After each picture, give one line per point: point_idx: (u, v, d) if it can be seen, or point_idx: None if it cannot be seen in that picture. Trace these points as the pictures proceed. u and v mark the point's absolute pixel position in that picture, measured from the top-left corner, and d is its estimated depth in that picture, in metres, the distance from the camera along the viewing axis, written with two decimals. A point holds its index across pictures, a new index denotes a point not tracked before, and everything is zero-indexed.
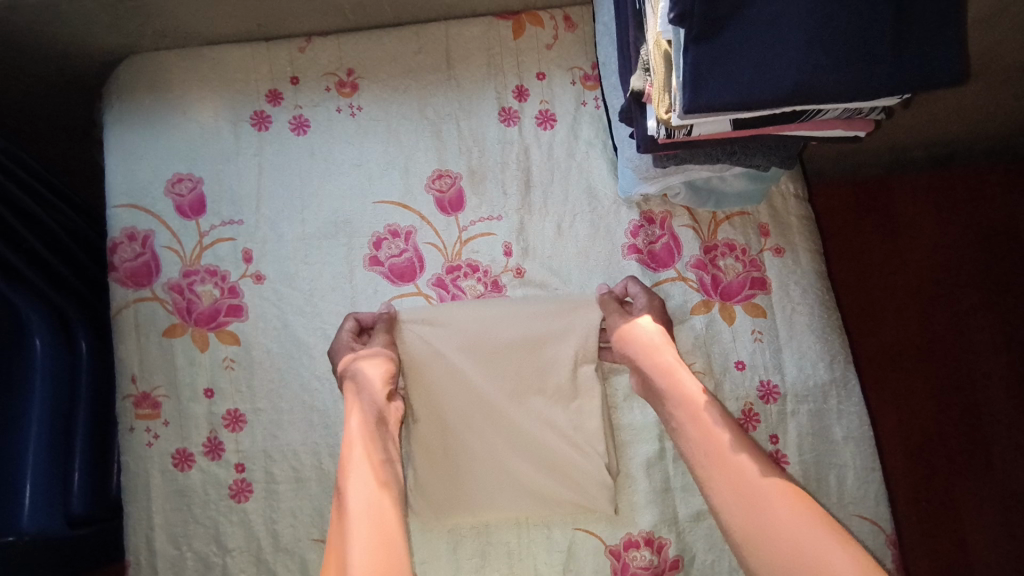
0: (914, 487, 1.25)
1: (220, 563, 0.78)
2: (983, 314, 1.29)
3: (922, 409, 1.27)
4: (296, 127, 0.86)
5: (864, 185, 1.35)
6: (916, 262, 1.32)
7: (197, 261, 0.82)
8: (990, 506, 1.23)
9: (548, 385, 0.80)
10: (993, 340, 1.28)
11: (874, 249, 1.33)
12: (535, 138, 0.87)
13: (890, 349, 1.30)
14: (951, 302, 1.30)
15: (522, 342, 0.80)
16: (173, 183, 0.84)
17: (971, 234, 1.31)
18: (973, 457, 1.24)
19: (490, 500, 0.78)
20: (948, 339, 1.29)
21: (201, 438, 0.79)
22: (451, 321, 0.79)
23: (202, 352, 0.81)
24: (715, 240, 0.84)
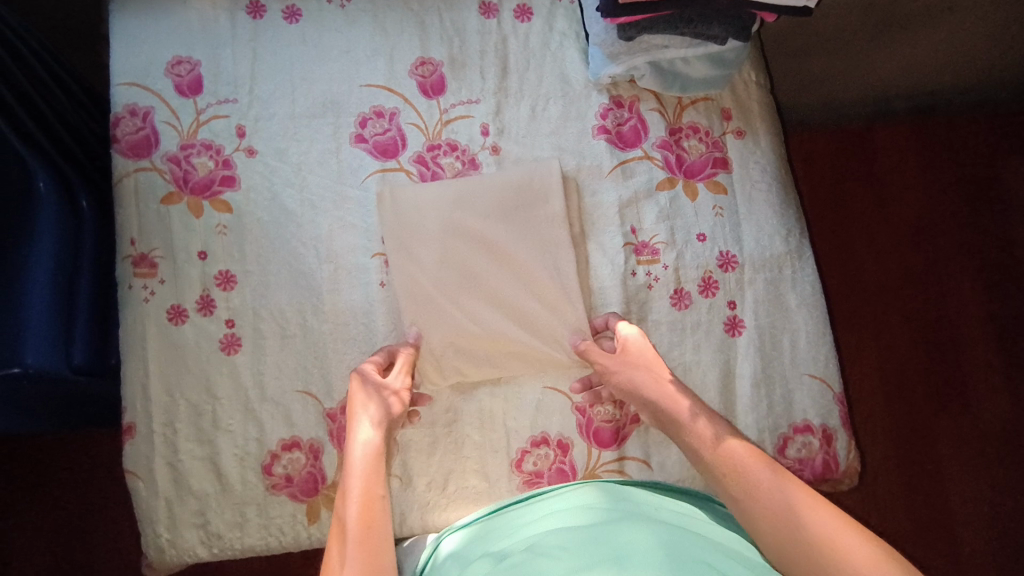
0: (891, 409, 1.38)
1: (210, 411, 0.83)
2: (952, 254, 1.44)
3: (900, 339, 1.40)
4: (289, 16, 0.92)
5: (849, 135, 1.48)
6: (895, 206, 1.45)
7: (194, 136, 0.88)
8: (959, 424, 1.37)
9: (519, 245, 0.85)
10: (959, 276, 1.43)
11: (857, 194, 1.45)
12: (513, 30, 0.92)
13: (871, 286, 1.42)
14: (925, 241, 1.44)
15: (496, 206, 0.86)
16: (172, 65, 0.89)
17: (945, 181, 1.46)
18: (943, 380, 1.39)
19: (471, 358, 0.84)
20: (923, 276, 1.43)
21: (195, 295, 0.85)
22: (429, 193, 0.86)
23: (197, 218, 0.86)
24: (680, 123, 0.89)
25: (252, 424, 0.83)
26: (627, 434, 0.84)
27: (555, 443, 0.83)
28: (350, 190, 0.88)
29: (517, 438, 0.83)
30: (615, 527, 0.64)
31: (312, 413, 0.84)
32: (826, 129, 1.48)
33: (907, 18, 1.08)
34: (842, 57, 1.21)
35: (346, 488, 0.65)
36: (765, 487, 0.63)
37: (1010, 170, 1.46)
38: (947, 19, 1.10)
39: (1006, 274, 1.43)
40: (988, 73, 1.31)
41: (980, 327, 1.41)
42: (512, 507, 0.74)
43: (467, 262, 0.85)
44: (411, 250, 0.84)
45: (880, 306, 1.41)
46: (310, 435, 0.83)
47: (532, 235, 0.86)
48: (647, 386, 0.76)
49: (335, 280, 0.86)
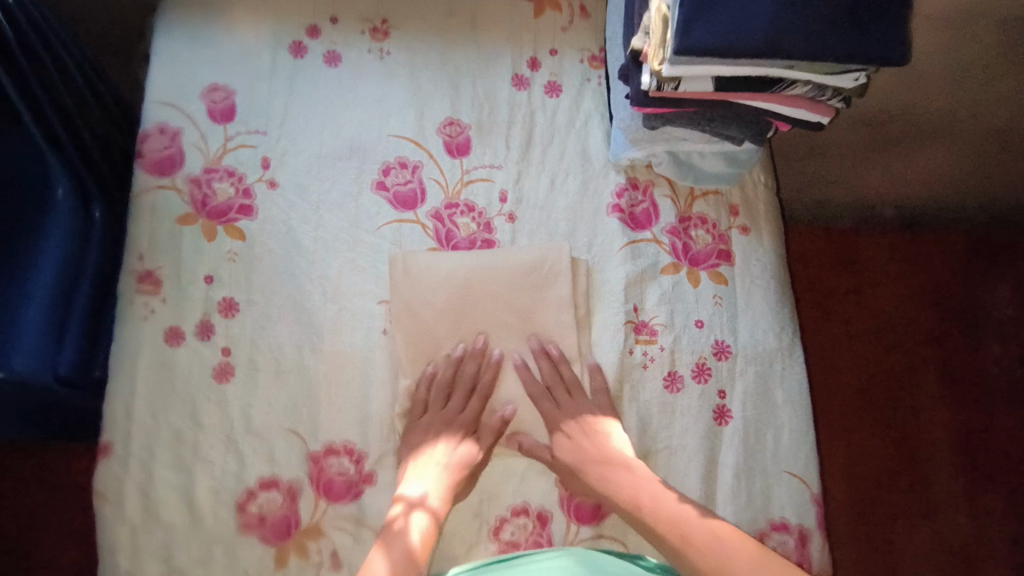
0: (858, 510, 1.39)
1: (192, 438, 0.81)
2: (929, 362, 1.49)
3: (872, 439, 1.44)
4: (329, 60, 0.95)
5: (841, 238, 1.55)
6: (880, 311, 1.51)
7: (219, 161, 0.89)
8: (926, 530, 1.39)
9: (524, 321, 0.87)
10: (934, 384, 1.48)
11: (842, 293, 1.52)
12: (541, 103, 0.96)
13: (847, 384, 1.47)
14: (903, 347, 1.49)
15: (507, 286, 0.86)
16: (209, 91, 0.91)
17: (927, 294, 1.52)
18: (910, 483, 1.42)
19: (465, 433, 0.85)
20: (897, 378, 1.48)
21: (195, 319, 0.85)
22: (443, 266, 0.86)
23: (209, 242, 0.87)
24: (689, 212, 0.93)
25: (233, 457, 0.81)
26: (607, 512, 0.84)
27: (535, 514, 0.82)
28: (364, 235, 0.89)
29: (498, 504, 0.82)
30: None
31: (295, 452, 0.82)
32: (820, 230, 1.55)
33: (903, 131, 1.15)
34: (841, 164, 1.29)
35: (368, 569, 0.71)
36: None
37: (988, 292, 1.53)
38: (944, 138, 1.17)
39: (981, 392, 1.48)
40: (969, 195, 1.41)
41: (953, 439, 1.45)
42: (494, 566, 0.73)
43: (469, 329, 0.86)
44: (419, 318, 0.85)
45: (854, 404, 1.46)
46: (289, 475, 0.81)
47: (537, 310, 0.87)
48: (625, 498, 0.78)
49: (337, 321, 0.86)
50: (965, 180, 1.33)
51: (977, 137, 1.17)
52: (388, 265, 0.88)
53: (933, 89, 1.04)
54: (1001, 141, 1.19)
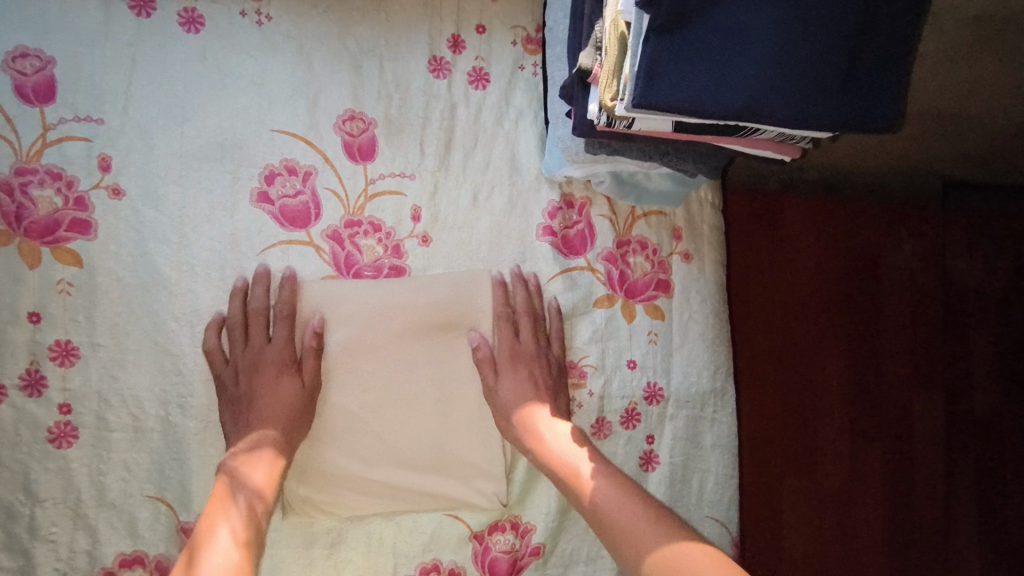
0: (757, 528, 1.14)
1: (26, 516, 0.66)
2: (821, 342, 1.19)
3: (774, 442, 1.16)
4: (187, 22, 0.73)
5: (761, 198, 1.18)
6: (802, 287, 1.19)
7: (37, 159, 0.68)
8: (787, 541, 1.15)
9: (440, 367, 0.75)
10: (833, 371, 1.20)
11: (761, 270, 1.17)
12: (465, 97, 0.79)
13: (762, 377, 1.16)
14: (832, 330, 1.20)
15: (416, 323, 0.74)
16: (13, 57, 0.68)
17: (826, 255, 1.20)
18: (792, 488, 1.16)
19: (360, 500, 0.72)
20: (797, 363, 1.18)
21: (18, 369, 0.67)
22: (343, 300, 0.73)
23: (32, 269, 0.67)
24: (628, 236, 0.82)
25: (82, 534, 0.67)
26: (524, 565, 0.77)
27: (447, 572, 0.75)
28: (244, 261, 0.73)
29: (406, 564, 0.74)
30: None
31: (163, 525, 0.69)
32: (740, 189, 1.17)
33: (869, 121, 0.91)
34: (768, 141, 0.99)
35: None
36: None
37: (894, 256, 1.22)
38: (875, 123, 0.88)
39: (872, 384, 1.21)
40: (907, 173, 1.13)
41: (845, 441, 1.19)
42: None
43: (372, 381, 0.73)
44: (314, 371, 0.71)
45: (751, 397, 1.16)
46: (156, 552, 0.69)
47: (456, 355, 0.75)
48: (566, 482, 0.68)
49: (211, 369, 0.71)
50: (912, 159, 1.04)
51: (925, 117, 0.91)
52: (275, 298, 0.72)
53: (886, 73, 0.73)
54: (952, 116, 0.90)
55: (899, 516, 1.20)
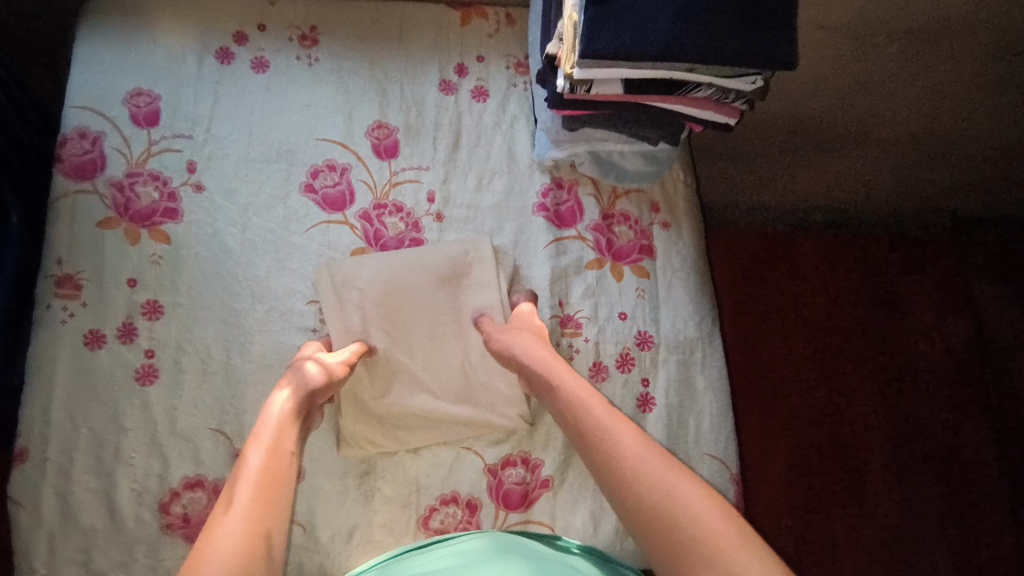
0: (799, 495, 1.41)
1: (113, 442, 0.80)
2: (842, 345, 1.51)
3: (810, 425, 1.46)
4: (256, 66, 0.96)
5: (775, 239, 1.57)
6: (821, 306, 1.53)
7: (143, 165, 0.89)
8: (839, 505, 1.41)
9: (450, 319, 0.89)
10: (859, 368, 1.50)
11: (782, 292, 1.53)
12: (468, 107, 0.99)
13: (793, 375, 1.49)
14: (850, 338, 1.52)
15: (436, 278, 0.89)
16: (132, 96, 0.92)
17: (835, 282, 1.55)
18: (832, 461, 1.44)
19: (388, 432, 0.84)
20: (823, 364, 1.50)
21: (117, 321, 0.84)
22: (369, 267, 0.87)
23: (132, 246, 0.87)
24: (612, 210, 0.96)
25: (156, 460, 0.81)
26: (535, 498, 0.85)
27: (464, 503, 0.83)
28: (294, 237, 0.90)
29: (427, 495, 0.83)
30: (493, 570, 0.63)
31: (221, 453, 0.82)
32: (754, 229, 1.57)
33: (833, 140, 1.27)
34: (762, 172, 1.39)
35: (259, 433, 0.67)
36: (643, 471, 0.62)
37: (899, 279, 1.56)
38: (869, 140, 1.27)
39: (897, 377, 1.50)
40: (887, 205, 1.50)
41: (879, 419, 1.47)
42: (411, 553, 0.74)
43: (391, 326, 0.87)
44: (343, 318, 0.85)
45: (783, 391, 1.48)
46: (215, 475, 0.81)
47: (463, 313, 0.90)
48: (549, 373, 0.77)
49: (264, 322, 0.86)
50: (880, 191, 1.44)
51: (908, 142, 1.28)
52: (317, 266, 0.89)
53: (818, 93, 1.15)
54: (913, 140, 1.27)
55: (952, 486, 1.44)
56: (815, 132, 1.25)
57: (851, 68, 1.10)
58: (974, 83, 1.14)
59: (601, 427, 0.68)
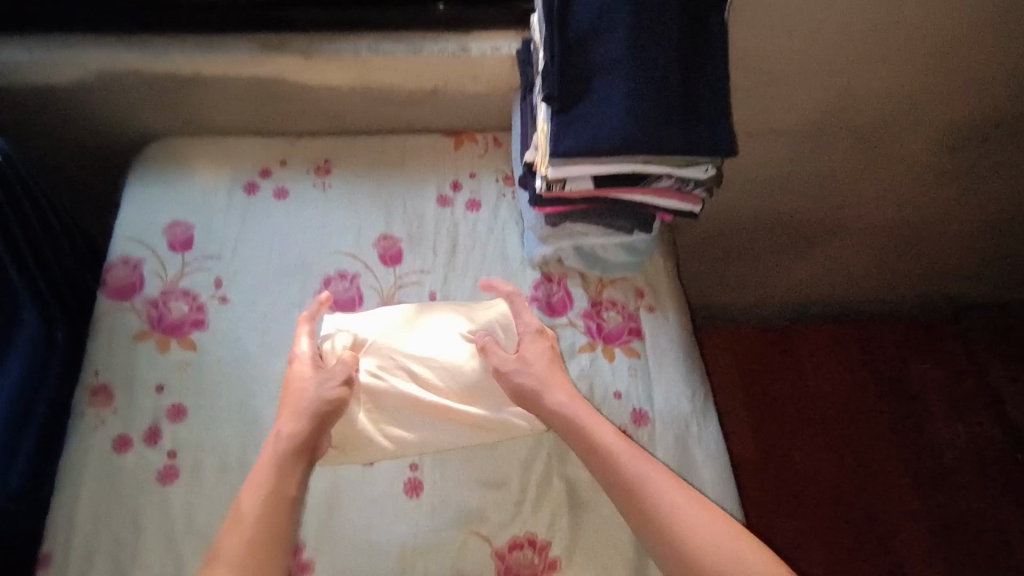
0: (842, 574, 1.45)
1: (131, 543, 0.83)
2: (852, 424, 1.64)
3: (838, 503, 1.53)
4: (278, 194, 1.10)
5: (776, 333, 1.76)
6: (827, 389, 1.68)
7: (175, 284, 1.01)
8: None
9: (447, 358, 0.91)
10: (873, 443, 1.61)
11: (790, 379, 1.69)
12: (464, 216, 1.10)
13: (813, 455, 1.59)
14: (859, 416, 1.65)
15: (441, 321, 0.95)
16: (171, 227, 1.06)
17: (836, 366, 1.71)
18: (866, 537, 1.50)
19: (391, 516, 0.85)
20: (839, 442, 1.61)
21: (144, 425, 0.90)
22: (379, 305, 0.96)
23: (162, 354, 0.95)
24: (600, 297, 1.04)
25: (171, 560, 0.82)
26: None
27: None
28: None
29: None
30: None
31: None
32: (757, 326, 1.77)
33: (813, 234, 1.48)
34: (757, 267, 1.57)
35: (257, 471, 0.77)
36: (673, 506, 0.75)
37: (893, 358, 1.73)
38: (844, 229, 1.47)
39: (913, 448, 1.61)
40: (875, 292, 1.69)
41: (904, 490, 1.55)
42: None
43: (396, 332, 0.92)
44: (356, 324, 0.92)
45: (806, 472, 1.57)
46: None
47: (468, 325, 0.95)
48: (576, 415, 0.84)
49: None
50: (863, 283, 1.65)
51: (882, 230, 1.48)
52: None
53: (792, 192, 1.36)
54: (880, 230, 1.48)
55: (988, 550, 1.49)
56: (793, 227, 1.45)
57: (811, 171, 1.32)
58: (923, 177, 1.35)
59: (629, 468, 0.79)
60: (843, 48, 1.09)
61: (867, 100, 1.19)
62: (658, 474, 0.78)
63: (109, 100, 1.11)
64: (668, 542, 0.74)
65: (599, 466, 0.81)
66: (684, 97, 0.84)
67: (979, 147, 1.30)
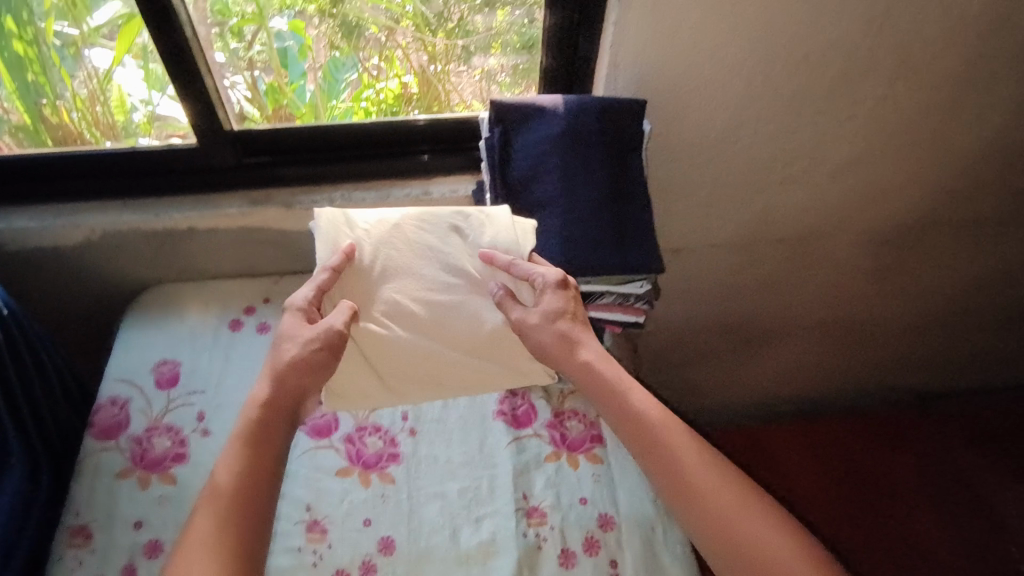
0: None
1: None
2: (835, 517, 1.76)
3: None
4: (261, 329, 1.19)
5: (752, 433, 1.92)
6: (805, 483, 1.82)
7: (160, 420, 1.07)
8: None
9: (457, 308, 0.95)
10: (856, 534, 1.73)
11: (771, 476, 1.83)
12: None
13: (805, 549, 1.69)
14: (840, 509, 1.77)
15: (457, 274, 0.96)
16: (159, 366, 1.14)
17: (810, 462, 1.86)
18: None
19: None
20: (826, 534, 1.72)
21: (120, 564, 0.92)
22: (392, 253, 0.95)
23: (143, 490, 0.99)
24: (563, 407, 1.11)
25: None
26: None
27: None
28: None
29: None
30: None
31: None
32: (732, 427, 1.94)
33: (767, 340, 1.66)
34: (724, 370, 1.73)
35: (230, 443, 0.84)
36: (716, 491, 0.82)
37: (865, 452, 1.87)
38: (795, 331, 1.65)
39: (895, 536, 1.72)
40: (836, 389, 1.87)
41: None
42: None
43: (404, 273, 0.95)
44: (364, 263, 0.94)
45: None
46: None
47: (475, 274, 0.96)
48: (622, 391, 0.90)
49: None
50: (819, 382, 1.84)
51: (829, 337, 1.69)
52: (303, 487, 0.99)
53: (743, 302, 1.54)
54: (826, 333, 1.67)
55: None
56: (747, 331, 1.62)
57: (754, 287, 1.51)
58: (856, 288, 1.55)
59: (676, 446, 0.86)
60: (760, 174, 1.24)
61: (790, 214, 1.34)
62: (702, 455, 0.85)
63: (109, 257, 1.23)
64: (707, 521, 0.81)
65: (643, 442, 0.87)
66: (616, 227, 0.98)
67: (894, 253, 1.48)
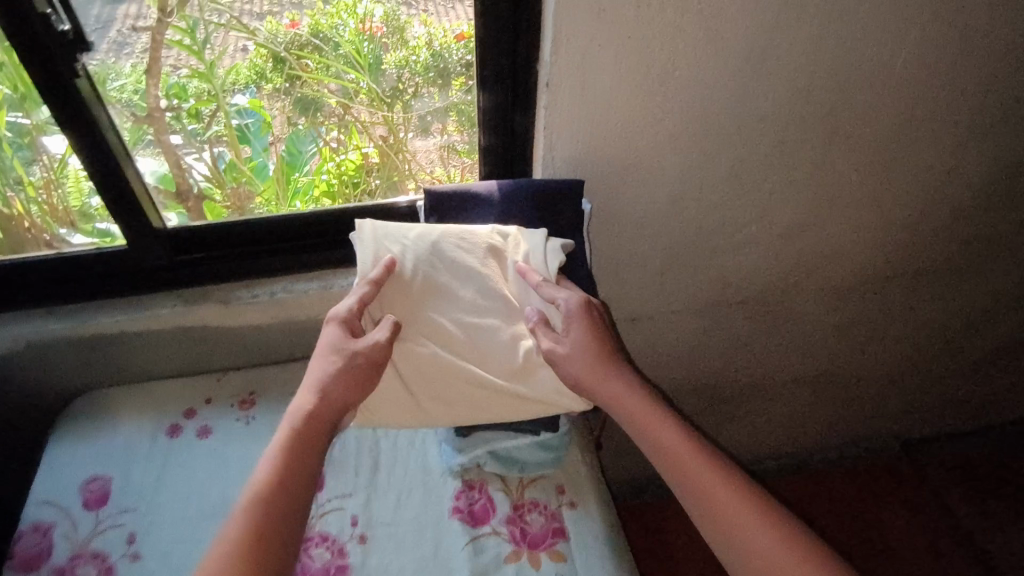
0: None
1: None
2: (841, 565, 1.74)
3: None
4: (201, 433, 1.13)
5: None
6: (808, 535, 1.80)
7: (86, 545, 0.98)
8: None
9: (494, 327, 0.92)
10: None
11: None
12: (385, 434, 1.15)
13: None
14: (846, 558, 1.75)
15: (491, 292, 0.93)
16: (90, 482, 1.06)
17: (809, 518, 1.85)
18: None
19: None
20: None
21: None
22: (428, 267, 0.93)
23: None
24: (522, 499, 1.05)
25: None
26: None
27: None
28: None
29: None
30: None
31: None
32: None
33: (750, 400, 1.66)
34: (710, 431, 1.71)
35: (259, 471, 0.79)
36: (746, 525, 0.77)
37: (862, 507, 1.87)
38: (775, 389, 1.64)
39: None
40: (827, 440, 1.86)
41: None
42: None
43: (439, 287, 0.93)
44: (400, 276, 0.92)
45: None
46: None
47: (511, 295, 0.94)
48: (647, 417, 0.86)
49: None
50: (807, 433, 1.82)
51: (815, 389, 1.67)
52: None
53: (720, 365, 1.53)
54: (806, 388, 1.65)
55: None
56: (725, 392, 1.61)
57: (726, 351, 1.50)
58: (836, 344, 1.55)
59: (703, 478, 0.81)
60: (710, 241, 1.23)
61: (745, 277, 1.32)
62: (733, 486, 0.80)
63: (41, 368, 1.17)
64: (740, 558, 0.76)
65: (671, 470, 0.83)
66: None
67: (859, 306, 1.47)
